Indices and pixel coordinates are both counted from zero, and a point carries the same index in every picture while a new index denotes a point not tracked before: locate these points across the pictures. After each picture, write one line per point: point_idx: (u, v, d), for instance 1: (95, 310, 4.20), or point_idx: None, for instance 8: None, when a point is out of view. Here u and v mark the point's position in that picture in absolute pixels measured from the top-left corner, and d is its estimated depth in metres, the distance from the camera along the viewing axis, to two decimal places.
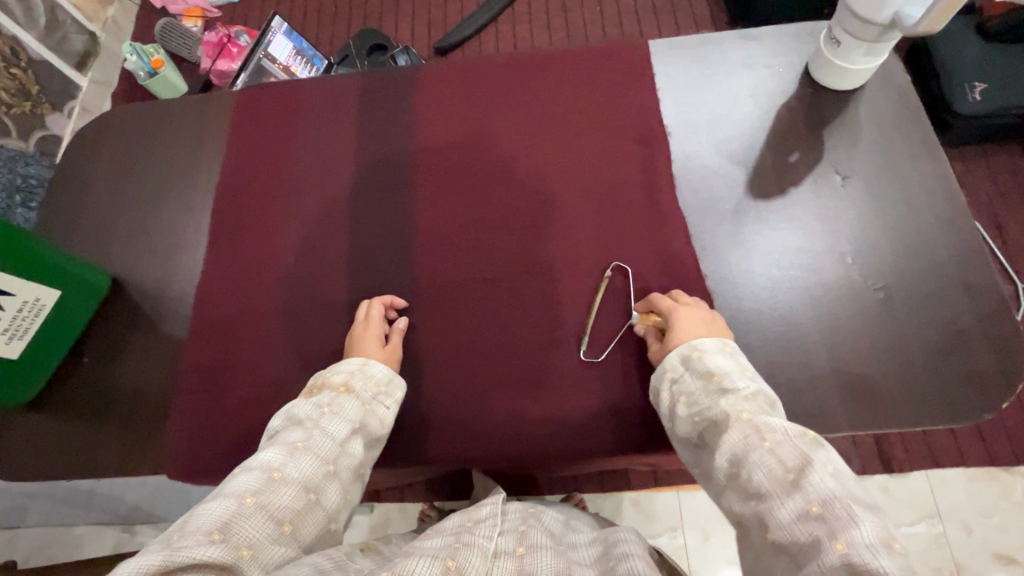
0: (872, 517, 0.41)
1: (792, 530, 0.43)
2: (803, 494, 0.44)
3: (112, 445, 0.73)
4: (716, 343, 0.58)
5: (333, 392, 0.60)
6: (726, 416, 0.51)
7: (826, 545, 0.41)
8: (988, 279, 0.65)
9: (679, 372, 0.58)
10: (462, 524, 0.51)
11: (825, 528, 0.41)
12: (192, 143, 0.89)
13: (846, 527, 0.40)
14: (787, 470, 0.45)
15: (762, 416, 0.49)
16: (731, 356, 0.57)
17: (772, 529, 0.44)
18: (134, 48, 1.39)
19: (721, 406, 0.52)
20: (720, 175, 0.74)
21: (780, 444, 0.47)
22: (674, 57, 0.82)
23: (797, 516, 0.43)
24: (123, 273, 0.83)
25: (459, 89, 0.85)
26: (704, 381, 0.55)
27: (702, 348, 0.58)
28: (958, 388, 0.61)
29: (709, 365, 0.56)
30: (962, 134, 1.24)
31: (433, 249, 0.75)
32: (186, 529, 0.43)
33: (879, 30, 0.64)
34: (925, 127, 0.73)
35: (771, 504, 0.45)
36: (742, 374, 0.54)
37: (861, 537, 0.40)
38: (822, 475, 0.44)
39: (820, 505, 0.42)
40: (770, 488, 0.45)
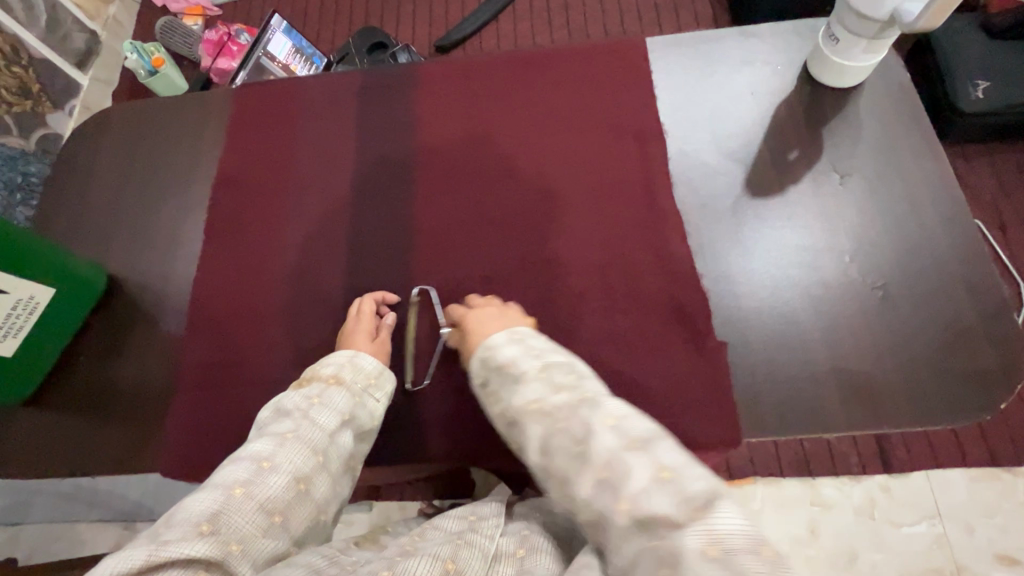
0: (647, 457, 0.43)
1: (593, 502, 0.44)
2: (592, 465, 0.44)
3: (109, 443, 0.73)
4: (505, 335, 0.56)
5: (323, 383, 0.60)
6: (519, 410, 0.51)
7: (615, 505, 0.42)
8: (990, 278, 0.64)
9: (481, 375, 0.55)
10: (465, 522, 0.52)
11: (614, 490, 0.43)
12: (189, 141, 0.89)
13: (627, 481, 0.43)
14: (576, 444, 0.46)
15: (549, 399, 0.49)
16: (521, 342, 0.55)
17: (580, 506, 0.45)
18: (134, 47, 1.39)
19: (514, 400, 0.51)
20: (718, 173, 0.74)
21: (568, 422, 0.47)
22: (673, 54, 0.82)
23: (595, 487, 0.44)
24: (120, 271, 0.83)
25: (458, 86, 0.84)
26: (500, 376, 0.54)
27: (492, 344, 0.56)
28: (959, 388, 0.60)
29: (501, 360, 0.54)
30: (965, 132, 1.23)
31: (430, 247, 0.75)
32: (176, 520, 0.44)
33: (879, 26, 0.64)
34: (925, 125, 0.73)
35: (575, 482, 0.45)
36: (529, 355, 0.54)
37: (640, 484, 0.42)
38: (602, 437, 0.45)
39: (606, 470, 0.44)
40: (569, 469, 0.46)
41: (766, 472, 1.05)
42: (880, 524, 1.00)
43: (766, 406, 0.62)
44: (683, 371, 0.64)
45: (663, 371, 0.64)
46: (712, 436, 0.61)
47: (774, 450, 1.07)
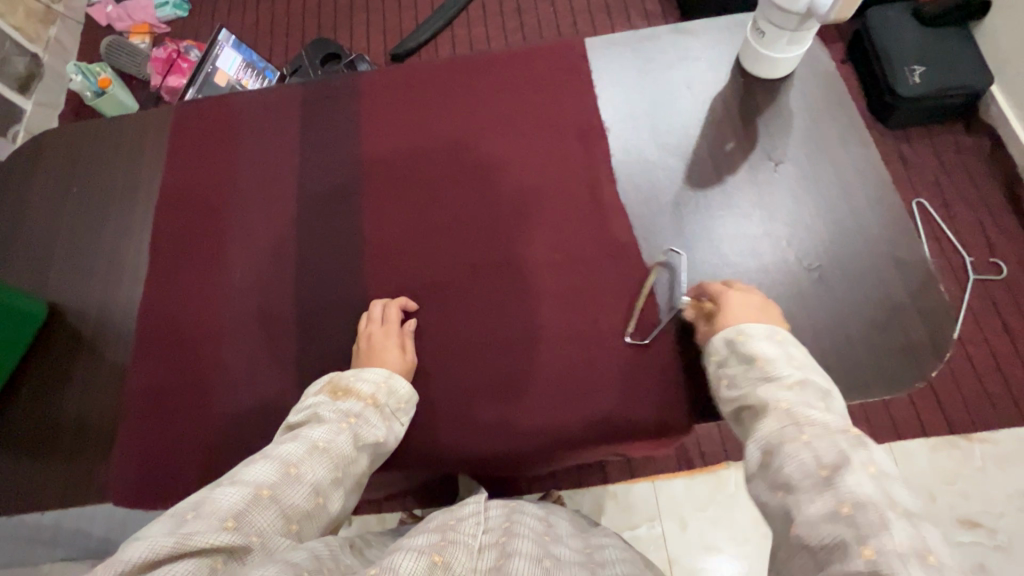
0: (907, 525, 0.39)
1: (816, 531, 0.40)
2: (835, 493, 0.41)
3: (57, 476, 0.71)
4: (767, 330, 0.55)
5: (361, 402, 0.58)
6: (766, 403, 0.49)
7: (851, 549, 0.38)
8: (917, 254, 0.67)
9: (722, 355, 0.56)
10: (444, 522, 0.49)
11: (854, 531, 0.39)
12: (130, 161, 0.87)
13: (878, 533, 0.38)
14: (822, 466, 0.42)
15: (805, 410, 0.47)
16: (781, 344, 0.53)
17: (795, 523, 0.41)
18: (79, 68, 1.35)
19: (760, 393, 0.50)
20: (660, 167, 0.76)
21: (817, 438, 0.44)
22: (612, 53, 0.84)
23: (826, 516, 0.40)
24: (62, 298, 0.80)
25: (403, 94, 0.85)
26: (747, 365, 0.53)
27: (747, 331, 0.55)
28: (892, 362, 0.63)
29: (753, 349, 0.53)
30: (906, 117, 1.28)
31: (381, 256, 0.75)
32: (203, 509, 0.43)
33: (798, 18, 0.67)
34: (852, 112, 0.76)
35: (800, 500, 0.42)
36: (790, 362, 0.52)
37: (892, 544, 0.38)
38: (858, 477, 0.41)
39: (851, 506, 0.40)
40: (799, 483, 0.42)
41: None
42: None
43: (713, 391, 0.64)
44: (632, 367, 0.66)
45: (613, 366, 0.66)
46: (656, 422, 0.64)
47: None
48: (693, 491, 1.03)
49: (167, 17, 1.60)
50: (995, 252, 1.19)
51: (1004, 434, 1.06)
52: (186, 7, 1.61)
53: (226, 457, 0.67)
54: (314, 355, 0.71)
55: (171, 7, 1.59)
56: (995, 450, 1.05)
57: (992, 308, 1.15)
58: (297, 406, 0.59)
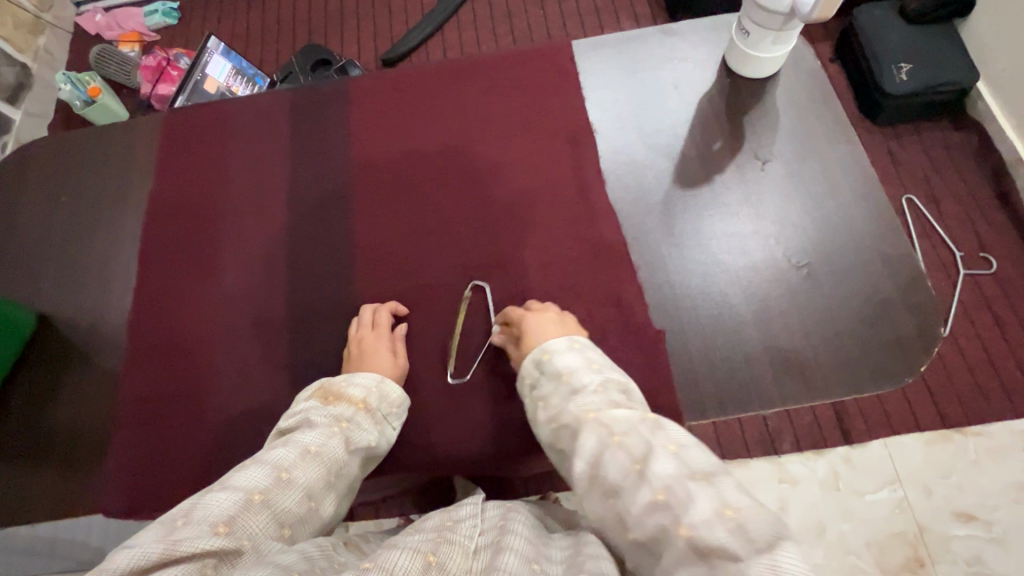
0: (709, 489, 0.40)
1: (646, 525, 0.41)
2: (649, 485, 0.42)
3: (47, 486, 0.71)
4: (565, 342, 0.57)
5: (352, 406, 0.58)
6: (575, 416, 0.49)
7: (671, 533, 0.40)
8: (904, 249, 0.68)
9: (535, 376, 0.56)
10: (441, 522, 0.49)
11: (671, 515, 0.40)
12: (119, 169, 0.87)
13: (687, 509, 0.40)
14: (633, 462, 0.43)
15: (607, 411, 0.48)
16: (580, 352, 0.56)
17: (631, 526, 0.42)
18: (68, 77, 1.34)
19: (570, 406, 0.50)
20: (649, 167, 0.76)
21: (625, 436, 0.45)
22: (600, 55, 0.84)
23: (649, 509, 0.41)
24: (51, 308, 0.80)
25: (392, 98, 0.85)
26: (555, 381, 0.54)
27: (550, 349, 0.57)
28: (881, 356, 0.63)
29: (558, 365, 0.55)
30: (894, 114, 1.29)
31: (372, 261, 0.75)
32: (193, 516, 0.43)
33: (782, 18, 0.68)
34: (838, 109, 0.76)
35: (626, 501, 0.42)
36: (588, 367, 0.54)
37: (700, 515, 0.39)
38: (662, 461, 0.42)
39: (664, 493, 0.41)
40: (621, 485, 0.43)
41: (732, 452, 1.09)
42: (846, 494, 1.03)
43: (705, 389, 0.64)
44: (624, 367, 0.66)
45: None
46: None
47: (740, 432, 1.10)
48: None
49: (157, 25, 1.60)
50: (984, 246, 1.20)
51: (997, 427, 1.06)
52: (175, 15, 1.61)
53: (219, 464, 0.67)
54: (307, 360, 0.71)
55: (160, 16, 1.59)
56: (989, 442, 1.05)
57: (982, 302, 1.16)
58: (288, 411, 0.58)
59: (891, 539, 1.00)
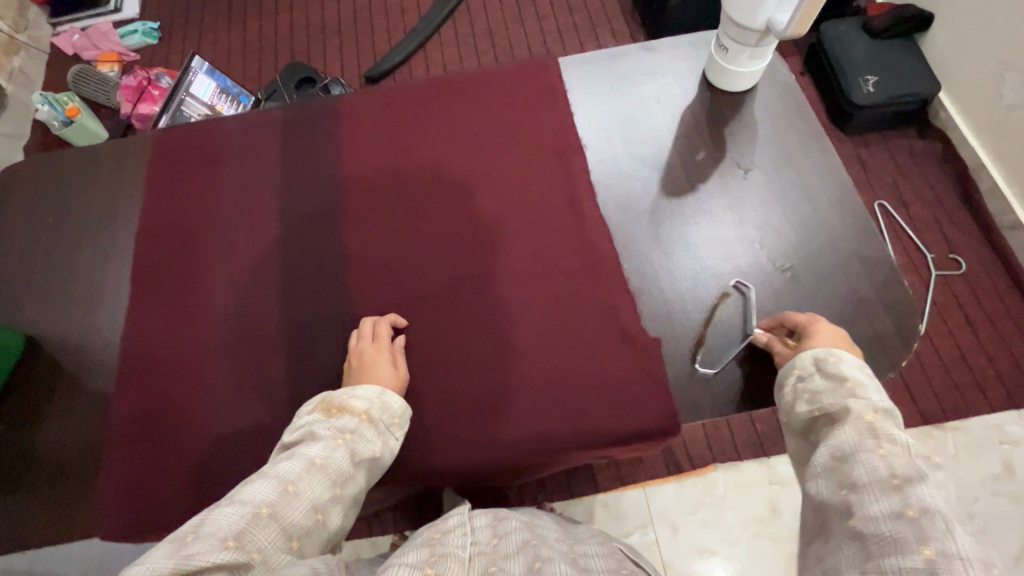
0: (974, 540, 0.41)
1: (876, 526, 0.43)
2: (900, 498, 0.43)
3: (38, 512, 0.70)
4: (857, 359, 0.56)
5: (355, 418, 0.58)
6: (847, 413, 0.51)
7: (910, 546, 0.40)
8: (880, 251, 0.71)
9: (808, 370, 0.57)
10: (431, 537, 0.50)
11: (916, 531, 0.41)
12: (105, 189, 0.87)
13: (941, 536, 0.40)
14: (892, 475, 0.44)
15: (889, 428, 0.48)
16: (867, 373, 0.55)
17: (855, 518, 0.44)
18: (45, 97, 1.33)
19: (846, 405, 0.51)
20: (635, 177, 0.79)
21: (893, 452, 0.46)
22: (585, 71, 0.87)
23: (888, 514, 0.42)
24: (38, 330, 0.79)
25: (383, 116, 0.86)
26: (836, 383, 0.54)
27: (839, 355, 0.56)
28: (863, 353, 0.66)
29: (841, 370, 0.55)
30: (863, 124, 1.35)
31: (366, 275, 0.76)
32: (203, 531, 0.44)
33: (757, 35, 0.72)
34: (812, 120, 0.80)
35: (862, 499, 0.44)
36: (876, 387, 0.53)
37: (958, 550, 0.39)
38: (924, 488, 0.43)
39: (916, 510, 0.42)
40: (864, 485, 0.45)
41: (722, 456, 1.08)
42: None
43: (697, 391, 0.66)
44: (619, 372, 0.68)
45: (601, 373, 0.68)
46: (648, 425, 0.66)
47: (729, 434, 1.09)
48: (683, 495, 1.05)
49: (136, 45, 1.60)
50: (952, 248, 1.26)
51: (973, 422, 1.11)
52: (156, 35, 1.61)
53: (215, 481, 0.67)
54: (302, 373, 0.71)
55: (140, 36, 1.59)
56: (966, 437, 1.09)
57: (953, 302, 1.21)
58: (291, 424, 0.59)
59: None
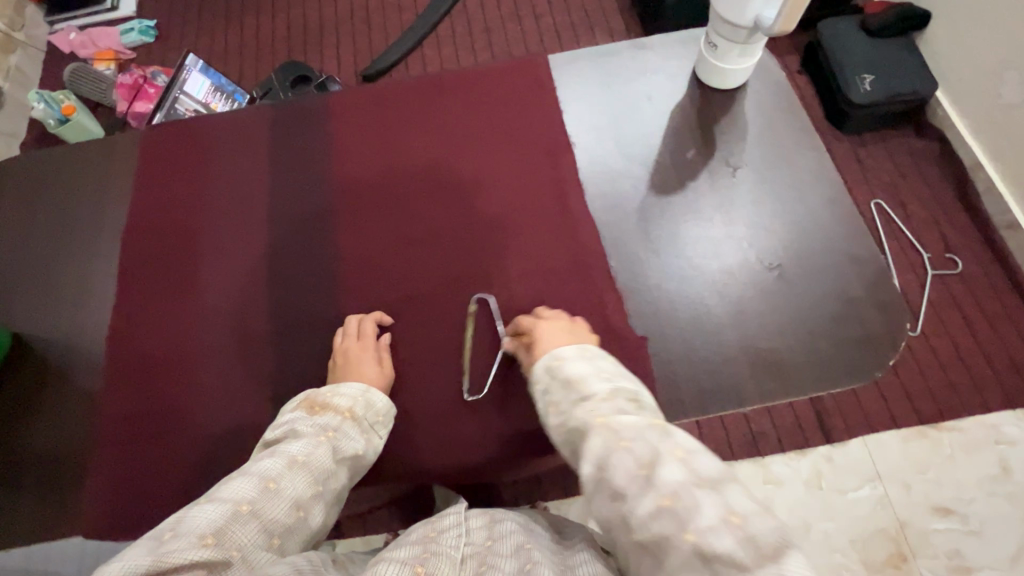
0: (717, 497, 0.41)
1: (649, 530, 0.41)
2: (654, 490, 0.42)
3: (24, 512, 0.69)
4: (575, 350, 0.58)
5: (338, 416, 0.58)
6: (585, 421, 0.50)
7: (676, 538, 0.40)
8: (870, 250, 0.71)
9: (545, 381, 0.57)
10: (425, 534, 0.50)
11: (676, 521, 0.40)
12: (95, 188, 0.86)
13: (693, 514, 0.40)
14: (640, 466, 0.43)
15: (616, 417, 0.48)
16: (592, 360, 0.57)
17: (632, 530, 0.42)
18: (42, 96, 1.33)
19: (581, 410, 0.51)
20: (625, 175, 0.78)
21: (633, 440, 0.45)
22: (577, 69, 0.87)
23: (654, 514, 0.41)
24: (27, 329, 0.79)
25: (373, 114, 0.86)
26: (568, 388, 0.55)
27: (563, 356, 0.58)
28: (853, 353, 0.66)
29: (569, 371, 0.56)
30: (859, 123, 1.35)
31: (355, 274, 0.75)
32: (181, 529, 0.43)
33: (746, 32, 0.71)
34: (803, 118, 0.80)
35: (631, 506, 0.42)
36: (598, 375, 0.55)
37: (708, 522, 0.40)
38: (670, 467, 0.43)
39: (671, 499, 0.41)
40: (627, 490, 0.43)
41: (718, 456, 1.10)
42: (828, 492, 1.06)
43: (686, 390, 0.65)
44: None
45: None
46: None
47: (724, 436, 1.11)
48: None
49: (132, 43, 1.59)
50: (949, 248, 1.25)
51: (970, 423, 1.10)
52: (152, 33, 1.61)
53: (204, 480, 0.66)
54: (290, 372, 0.71)
55: (137, 34, 1.59)
56: (962, 437, 1.09)
57: (950, 301, 1.21)
58: (274, 422, 0.59)
59: (874, 537, 1.02)
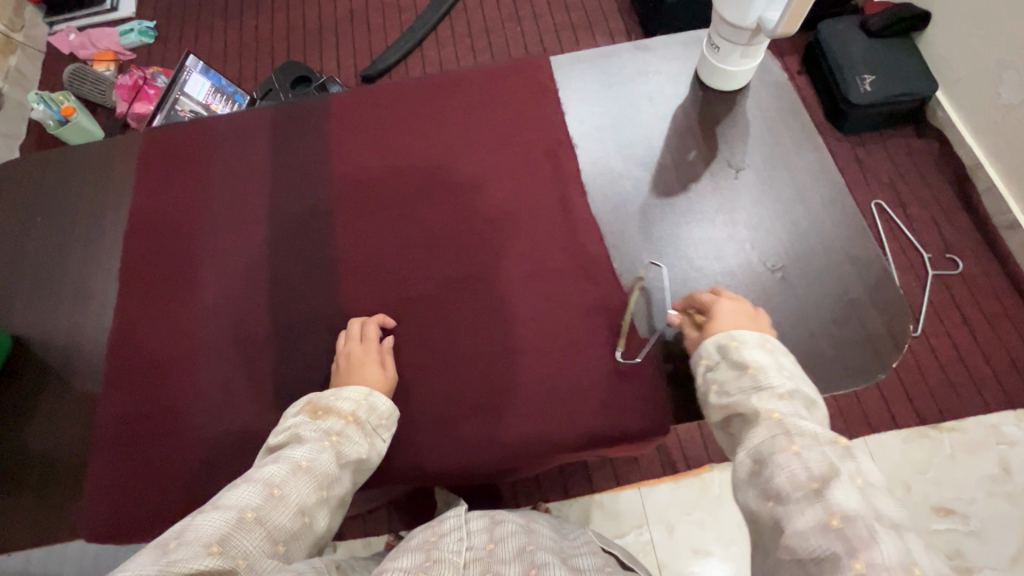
0: (896, 538, 0.39)
1: (808, 542, 0.41)
2: (823, 503, 0.42)
3: (24, 513, 0.69)
4: (756, 337, 0.56)
5: (341, 420, 0.58)
6: (757, 412, 0.50)
7: (842, 562, 0.39)
8: (872, 252, 0.71)
9: (716, 360, 0.57)
10: (426, 540, 0.49)
11: (843, 543, 0.39)
12: (95, 190, 0.86)
13: (867, 545, 0.39)
14: (811, 478, 0.43)
15: (798, 420, 0.48)
16: (772, 353, 0.55)
17: (787, 534, 0.42)
18: (41, 97, 1.32)
19: (752, 401, 0.51)
20: (627, 177, 0.78)
21: (807, 448, 0.45)
22: (578, 70, 0.87)
23: (816, 527, 0.41)
24: (26, 331, 0.79)
25: (374, 116, 0.86)
26: (740, 372, 0.54)
27: (742, 339, 0.56)
28: (854, 354, 0.66)
29: (745, 356, 0.54)
30: (859, 123, 1.35)
31: (356, 276, 0.75)
32: (185, 537, 0.43)
33: (749, 33, 0.71)
34: (804, 120, 0.80)
35: (790, 510, 0.43)
36: (779, 369, 0.53)
37: (882, 558, 0.38)
38: (845, 489, 0.42)
39: (839, 517, 0.41)
40: (790, 493, 0.44)
41: None
42: None
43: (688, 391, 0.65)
44: (608, 373, 0.68)
45: (592, 374, 0.68)
46: (636, 427, 0.65)
47: None
48: (678, 495, 1.04)
49: (132, 44, 1.59)
50: (949, 248, 1.25)
51: (970, 423, 1.10)
52: (151, 34, 1.61)
53: (204, 484, 0.66)
54: (291, 374, 0.71)
55: (136, 35, 1.59)
56: (963, 437, 1.09)
57: (950, 302, 1.21)
58: (277, 426, 0.59)
59: None
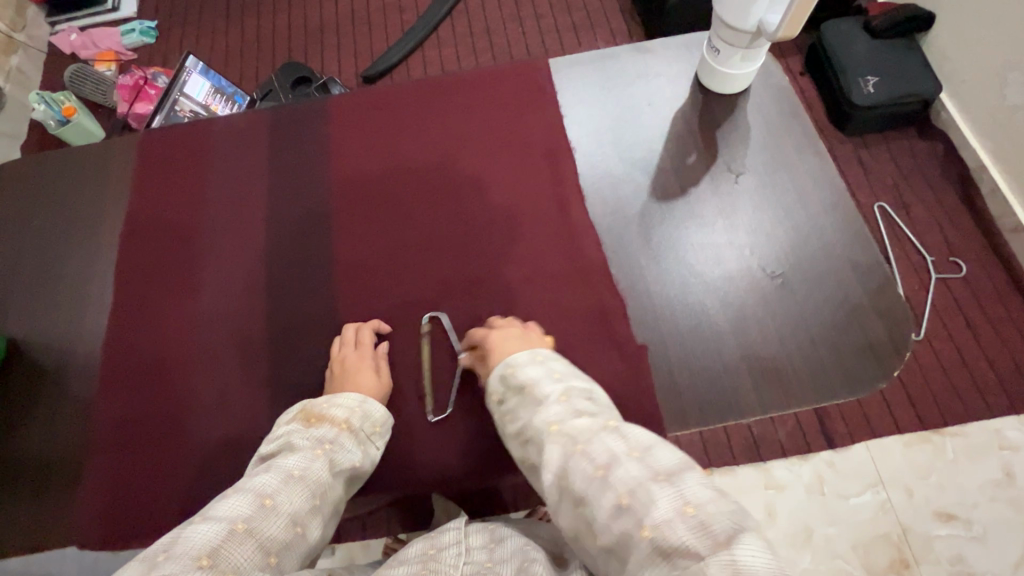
0: (669, 487, 0.41)
1: (612, 529, 0.42)
2: (611, 490, 0.43)
3: (18, 519, 0.69)
4: (526, 355, 0.59)
5: (334, 428, 0.58)
6: (542, 428, 0.51)
7: (636, 536, 0.41)
8: (874, 258, 0.70)
9: (501, 391, 0.58)
10: (425, 552, 0.51)
11: (633, 518, 0.41)
12: (92, 192, 0.86)
13: (650, 510, 0.41)
14: (595, 468, 0.45)
15: (570, 421, 0.50)
16: (543, 364, 0.58)
17: (598, 531, 0.43)
18: (42, 98, 1.31)
19: (539, 417, 0.53)
20: (626, 181, 0.78)
21: (588, 444, 0.47)
22: (577, 72, 0.86)
23: (613, 514, 0.42)
24: (22, 333, 0.78)
25: (372, 118, 0.85)
26: (521, 394, 0.56)
27: (515, 362, 0.59)
28: (855, 362, 0.65)
29: (521, 377, 0.57)
30: (862, 125, 1.34)
31: (352, 280, 0.75)
32: (176, 550, 0.42)
33: (749, 37, 0.71)
34: (805, 124, 0.79)
35: (593, 507, 0.43)
36: (551, 377, 0.56)
37: (661, 515, 0.40)
38: (625, 466, 0.44)
39: (627, 496, 0.42)
40: (587, 493, 0.44)
41: (719, 461, 1.09)
42: (830, 498, 1.05)
43: (687, 398, 0.65)
44: (607, 380, 0.67)
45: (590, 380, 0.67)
46: None
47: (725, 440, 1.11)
48: None
49: (133, 44, 1.59)
50: (953, 251, 1.24)
51: (973, 427, 1.09)
52: (152, 34, 1.61)
53: (199, 489, 0.66)
54: (287, 379, 0.70)
55: (137, 35, 1.58)
56: (965, 442, 1.08)
57: (954, 305, 1.20)
58: (270, 435, 0.58)
59: (876, 541, 1.01)
